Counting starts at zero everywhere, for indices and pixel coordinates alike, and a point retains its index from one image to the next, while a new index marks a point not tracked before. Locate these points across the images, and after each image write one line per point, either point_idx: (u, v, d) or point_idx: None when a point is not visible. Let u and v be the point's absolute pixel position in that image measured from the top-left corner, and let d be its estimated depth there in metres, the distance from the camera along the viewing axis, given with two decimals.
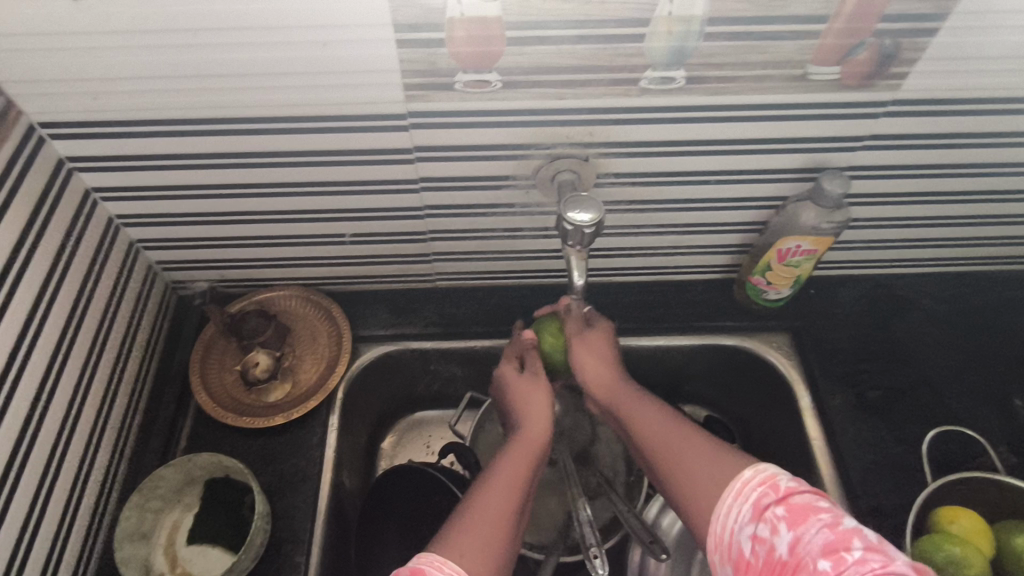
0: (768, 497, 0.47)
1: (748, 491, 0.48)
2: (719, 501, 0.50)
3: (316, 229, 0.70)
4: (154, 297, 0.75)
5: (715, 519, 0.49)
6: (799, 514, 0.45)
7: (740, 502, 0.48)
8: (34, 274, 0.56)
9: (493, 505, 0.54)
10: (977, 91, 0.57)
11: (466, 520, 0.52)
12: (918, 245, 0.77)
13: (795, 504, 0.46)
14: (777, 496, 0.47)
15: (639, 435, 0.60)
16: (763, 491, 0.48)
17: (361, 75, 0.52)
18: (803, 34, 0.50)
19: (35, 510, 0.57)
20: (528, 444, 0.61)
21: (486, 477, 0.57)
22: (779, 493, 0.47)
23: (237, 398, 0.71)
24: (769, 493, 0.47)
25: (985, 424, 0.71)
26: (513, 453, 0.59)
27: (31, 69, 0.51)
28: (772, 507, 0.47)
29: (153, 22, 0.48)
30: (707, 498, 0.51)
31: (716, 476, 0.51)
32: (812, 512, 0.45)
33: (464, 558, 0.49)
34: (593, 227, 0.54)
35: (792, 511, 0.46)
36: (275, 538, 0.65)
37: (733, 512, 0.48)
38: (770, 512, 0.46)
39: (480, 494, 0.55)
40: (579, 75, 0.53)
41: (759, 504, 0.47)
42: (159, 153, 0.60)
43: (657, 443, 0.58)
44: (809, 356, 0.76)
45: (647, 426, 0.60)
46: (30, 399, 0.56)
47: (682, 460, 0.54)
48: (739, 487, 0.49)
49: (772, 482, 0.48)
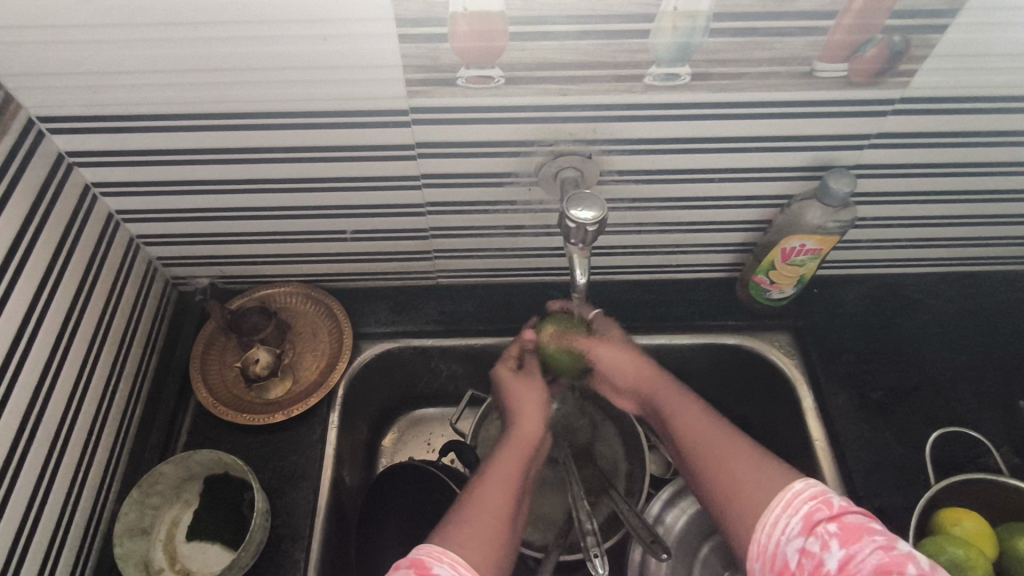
0: (821, 512, 0.47)
1: (799, 504, 0.48)
2: (766, 509, 0.49)
3: (317, 226, 0.69)
4: (155, 293, 0.75)
5: (760, 527, 0.49)
6: (851, 533, 0.46)
7: (789, 514, 0.48)
8: (34, 267, 0.55)
9: (493, 497, 0.54)
10: (987, 89, 0.56)
11: (467, 513, 0.52)
12: (924, 244, 0.76)
13: (848, 523, 0.46)
14: (830, 513, 0.47)
15: (678, 433, 0.59)
16: (815, 506, 0.48)
17: (363, 70, 0.52)
18: (811, 30, 0.50)
19: (34, 504, 0.57)
20: (524, 434, 0.60)
21: (485, 470, 0.57)
22: (832, 511, 0.47)
23: (237, 394, 0.71)
24: (822, 508, 0.47)
25: (990, 424, 0.70)
26: (513, 445, 0.59)
27: (31, 62, 0.50)
28: (824, 522, 0.47)
29: (153, 15, 0.47)
30: (753, 506, 0.50)
31: (763, 485, 0.51)
32: (864, 532, 0.46)
33: (460, 550, 0.49)
34: (595, 224, 0.53)
35: (845, 529, 0.46)
36: (274, 535, 0.65)
37: (782, 523, 0.48)
38: (821, 527, 0.46)
39: (479, 487, 0.55)
40: (582, 71, 0.52)
41: (810, 519, 0.47)
42: (160, 149, 0.59)
43: (698, 443, 0.57)
44: (812, 355, 0.75)
45: (688, 423, 0.58)
46: (29, 394, 0.56)
47: (727, 464, 0.54)
48: (789, 498, 0.49)
49: (825, 498, 0.48)
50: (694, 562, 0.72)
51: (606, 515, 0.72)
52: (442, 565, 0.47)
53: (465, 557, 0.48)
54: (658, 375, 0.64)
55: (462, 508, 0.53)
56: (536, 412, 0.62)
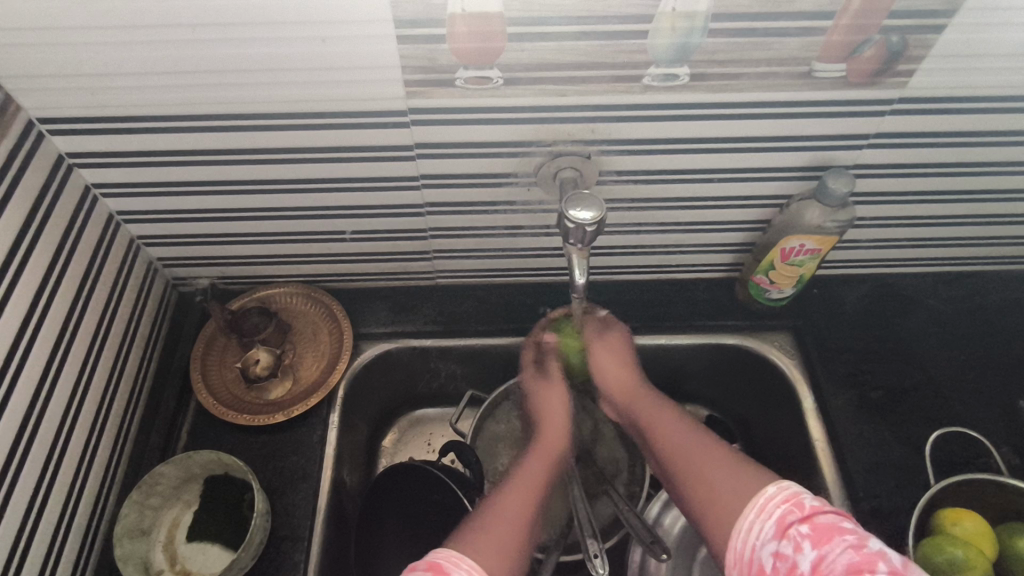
0: (793, 515, 0.47)
1: (772, 508, 0.48)
2: (741, 516, 0.49)
3: (317, 227, 0.69)
4: (155, 293, 0.75)
5: (736, 534, 0.49)
6: (823, 533, 0.45)
7: (763, 519, 0.48)
8: (35, 267, 0.56)
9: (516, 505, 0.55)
10: (985, 89, 0.56)
11: (490, 517, 0.54)
12: (924, 244, 0.76)
13: (819, 523, 0.46)
14: (801, 515, 0.47)
15: (660, 447, 0.60)
16: (787, 508, 0.47)
17: (361, 71, 0.52)
18: (808, 31, 0.50)
19: (35, 504, 0.57)
20: (550, 447, 0.63)
21: (509, 480, 0.59)
22: (804, 512, 0.47)
23: (238, 395, 0.71)
24: (793, 511, 0.47)
25: (990, 425, 0.70)
26: (535, 457, 0.62)
27: (31, 64, 0.50)
28: (796, 525, 0.46)
29: (152, 17, 0.47)
30: (729, 515, 0.50)
31: (739, 493, 0.51)
32: (835, 532, 0.45)
33: (482, 550, 0.50)
34: (594, 225, 0.53)
35: (816, 530, 0.45)
36: (274, 536, 0.65)
37: (756, 527, 0.48)
38: (794, 529, 0.46)
39: (502, 495, 0.56)
40: (581, 71, 0.52)
41: (783, 522, 0.47)
42: (159, 150, 0.59)
43: (678, 458, 0.58)
44: (811, 355, 0.75)
45: (669, 436, 0.60)
46: (29, 395, 0.56)
47: (705, 476, 0.54)
48: (763, 502, 0.49)
49: (797, 500, 0.48)
50: (694, 563, 0.72)
51: (606, 515, 0.72)
52: (460, 569, 0.47)
53: (485, 556, 0.49)
54: (641, 387, 0.66)
55: (485, 513, 0.55)
56: (556, 418, 0.66)
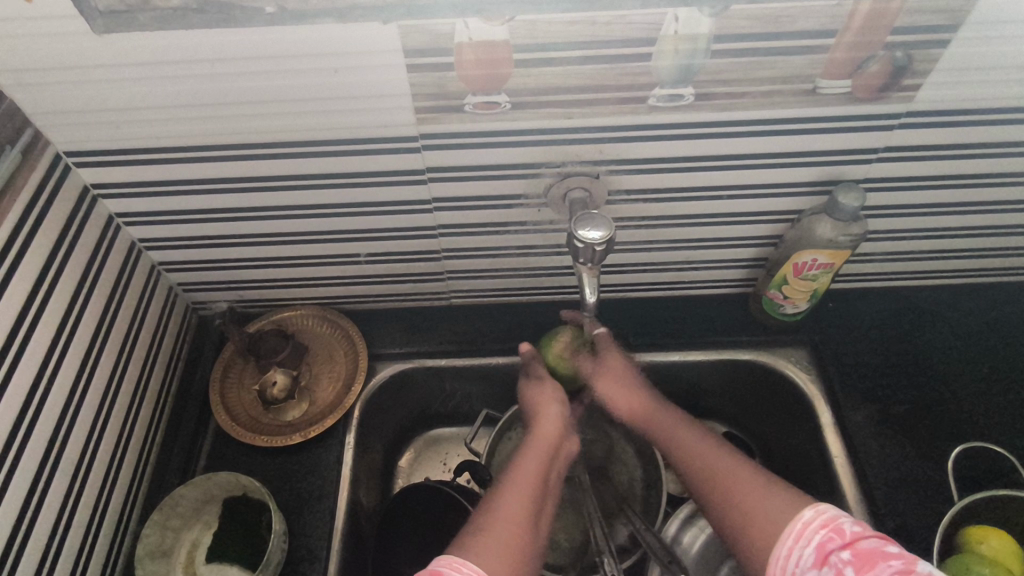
0: (833, 542, 0.44)
1: (811, 534, 0.46)
2: (776, 543, 0.47)
3: (334, 250, 0.71)
4: (176, 318, 0.77)
5: (772, 561, 0.47)
6: (866, 558, 0.42)
7: (801, 545, 0.46)
8: (64, 291, 0.57)
9: (517, 500, 0.52)
10: (995, 100, 0.56)
11: (490, 518, 0.51)
12: (939, 255, 0.75)
13: (863, 548, 0.43)
14: (843, 542, 0.44)
15: (690, 468, 0.57)
16: (826, 534, 0.45)
17: (373, 101, 0.53)
18: (814, 49, 0.50)
19: (60, 522, 0.58)
20: (541, 444, 0.59)
21: (506, 480, 0.55)
22: (845, 539, 0.44)
23: (255, 417, 0.72)
24: (834, 537, 0.44)
25: (1018, 439, 0.69)
26: (530, 448, 0.59)
27: (59, 101, 0.53)
28: (836, 551, 0.44)
29: (173, 54, 0.49)
30: (763, 537, 0.48)
31: (772, 514, 0.48)
32: (881, 556, 0.42)
33: (487, 564, 0.47)
34: (604, 244, 0.54)
35: (858, 556, 0.42)
36: (291, 557, 0.66)
37: (794, 555, 0.46)
38: (834, 555, 0.43)
39: (501, 499, 0.53)
40: (588, 94, 0.53)
41: (822, 549, 0.44)
42: (180, 179, 0.61)
43: (705, 473, 0.55)
44: (828, 370, 0.75)
45: (698, 457, 0.57)
46: (54, 419, 0.57)
47: (734, 492, 0.52)
48: (800, 529, 0.46)
49: (836, 526, 0.45)
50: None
51: (623, 535, 0.71)
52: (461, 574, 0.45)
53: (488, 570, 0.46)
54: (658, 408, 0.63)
55: (485, 514, 0.52)
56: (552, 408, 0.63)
